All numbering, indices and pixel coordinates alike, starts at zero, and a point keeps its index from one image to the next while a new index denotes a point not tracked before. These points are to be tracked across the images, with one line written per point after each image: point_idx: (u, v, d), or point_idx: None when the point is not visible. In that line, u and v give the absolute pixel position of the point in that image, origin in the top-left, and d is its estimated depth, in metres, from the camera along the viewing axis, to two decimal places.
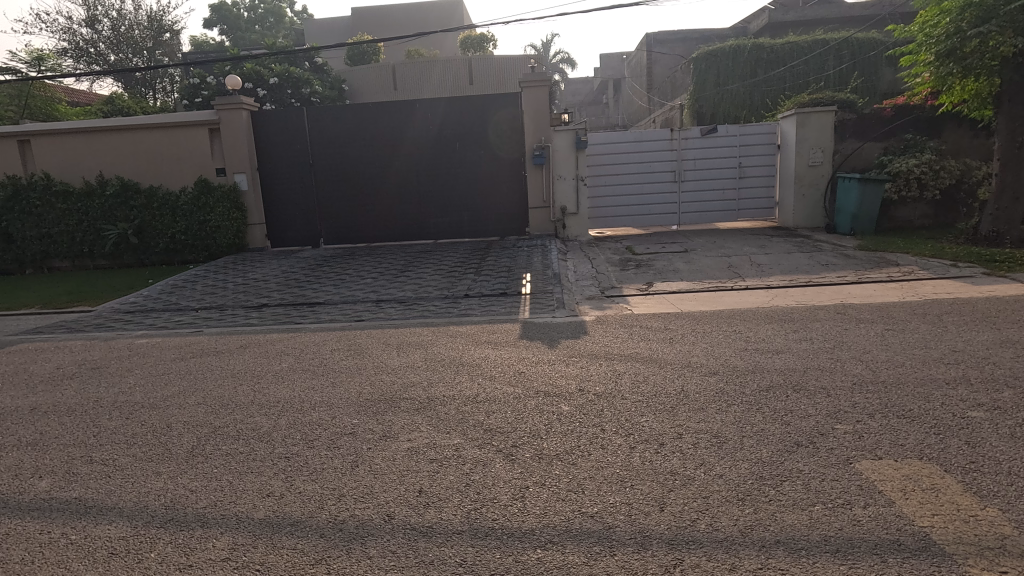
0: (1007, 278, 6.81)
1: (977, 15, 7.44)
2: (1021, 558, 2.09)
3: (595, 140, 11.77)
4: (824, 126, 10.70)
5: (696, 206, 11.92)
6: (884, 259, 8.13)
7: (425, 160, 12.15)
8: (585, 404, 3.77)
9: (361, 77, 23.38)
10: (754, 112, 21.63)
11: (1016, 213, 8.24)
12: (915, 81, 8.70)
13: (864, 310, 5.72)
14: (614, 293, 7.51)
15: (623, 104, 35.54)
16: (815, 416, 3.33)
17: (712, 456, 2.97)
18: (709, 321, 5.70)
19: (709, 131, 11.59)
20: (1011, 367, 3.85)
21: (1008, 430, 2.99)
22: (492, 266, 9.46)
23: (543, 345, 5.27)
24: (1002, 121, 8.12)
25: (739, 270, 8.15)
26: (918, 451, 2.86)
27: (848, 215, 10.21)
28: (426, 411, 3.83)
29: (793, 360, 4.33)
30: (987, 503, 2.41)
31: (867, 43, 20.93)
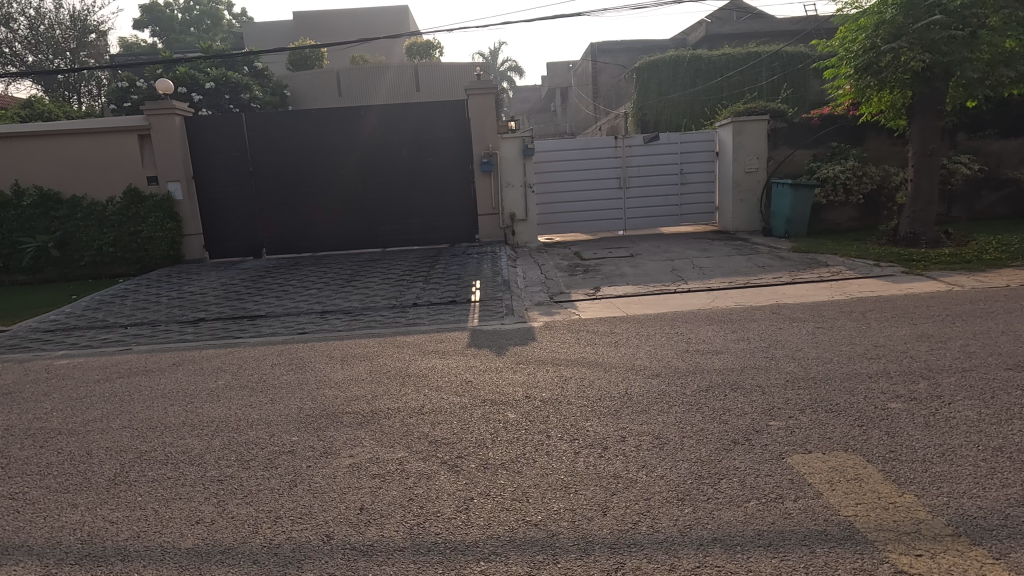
0: (924, 276, 7.30)
1: (890, 32, 7.98)
2: (934, 541, 2.22)
3: (542, 146, 11.91)
4: (758, 134, 11.21)
5: (641, 211, 12.23)
6: (815, 261, 8.57)
7: (370, 167, 11.93)
8: (531, 410, 3.78)
9: (304, 83, 22.84)
10: (694, 121, 22.49)
11: (930, 216, 8.87)
12: (838, 92, 9.26)
13: (797, 310, 6.00)
14: (563, 298, 7.59)
15: (570, 112, 36.13)
16: (751, 414, 3.45)
17: (654, 457, 3.03)
18: (654, 324, 5.84)
19: (651, 139, 11.93)
20: (925, 359, 4.12)
21: (923, 419, 3.20)
22: (441, 274, 9.39)
23: (491, 353, 5.25)
24: (915, 130, 8.73)
25: (682, 274, 8.40)
26: (844, 443, 3.00)
27: (782, 219, 10.72)
28: (371, 425, 3.74)
29: (732, 359, 4.48)
30: (905, 490, 2.55)
31: (796, 56, 22.14)
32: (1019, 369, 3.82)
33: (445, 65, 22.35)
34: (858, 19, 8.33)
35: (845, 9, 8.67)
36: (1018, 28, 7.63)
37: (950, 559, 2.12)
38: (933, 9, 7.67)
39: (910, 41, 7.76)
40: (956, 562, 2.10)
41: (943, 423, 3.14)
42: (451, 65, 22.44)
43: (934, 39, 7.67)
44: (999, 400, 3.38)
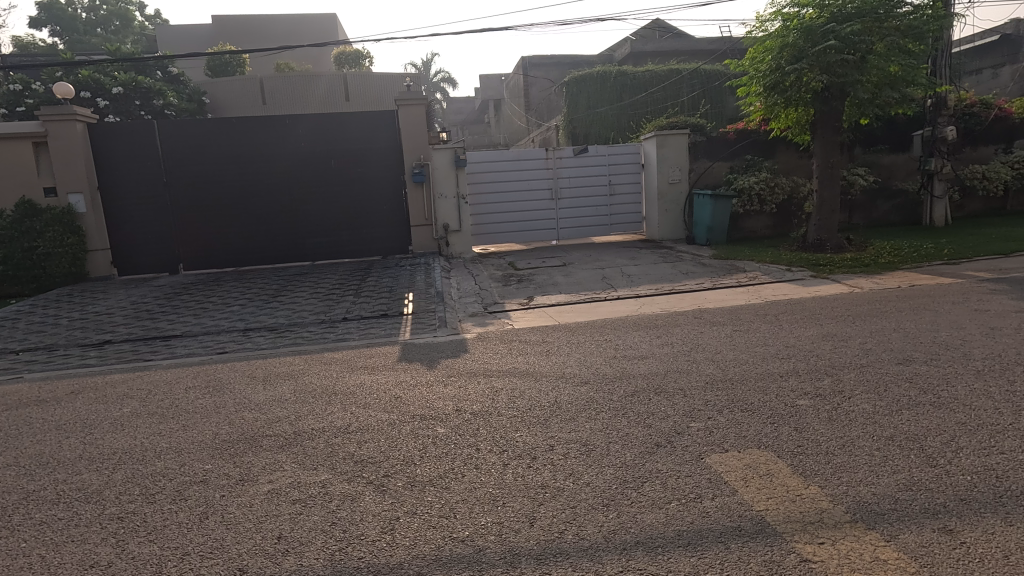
0: (829, 280, 7.89)
1: (792, 54, 8.61)
2: (835, 528, 2.37)
3: (474, 158, 11.95)
4: (680, 147, 11.75)
5: (573, 221, 12.50)
6: (734, 267, 9.06)
7: (297, 178, 11.51)
8: (462, 424, 3.73)
9: (224, 89, 21.80)
10: (621, 133, 23.31)
11: (833, 224, 9.62)
12: (750, 109, 9.88)
13: (717, 314, 6.31)
14: (497, 309, 7.60)
15: (503, 123, 36.50)
16: (673, 416, 3.58)
17: (581, 465, 3.07)
18: (584, 332, 5.94)
19: (580, 151, 12.25)
20: (829, 357, 4.44)
21: (827, 414, 3.43)
22: (373, 287, 9.17)
23: (422, 366, 5.16)
24: (818, 145, 9.45)
25: (612, 282, 8.64)
26: (758, 440, 3.16)
27: (704, 228, 11.26)
28: (292, 447, 3.57)
29: (657, 364, 4.64)
30: (810, 483, 2.71)
31: (713, 74, 23.44)
32: (907, 363, 4.18)
33: (376, 76, 22.06)
34: (765, 41, 8.92)
35: (753, 32, 9.26)
36: (900, 54, 8.45)
37: (848, 545, 2.26)
38: (828, 35, 8.33)
39: (810, 64, 8.40)
40: (853, 547, 2.25)
41: (843, 416, 3.38)
42: (382, 75, 22.13)
43: (830, 62, 8.33)
44: (891, 392, 3.67)
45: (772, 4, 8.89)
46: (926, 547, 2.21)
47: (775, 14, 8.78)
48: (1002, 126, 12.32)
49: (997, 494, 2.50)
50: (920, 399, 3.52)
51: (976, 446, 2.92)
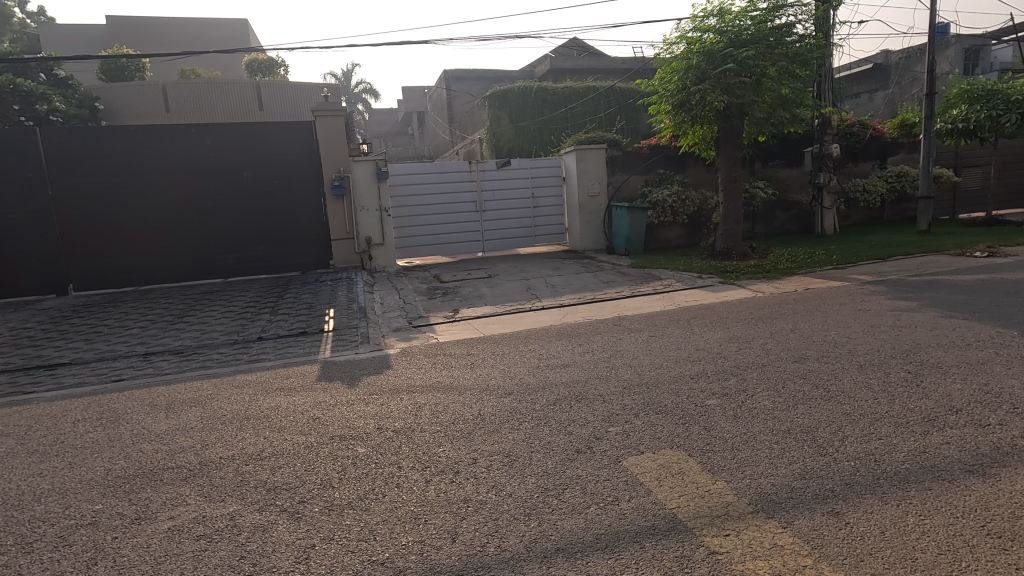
0: (736, 285, 8.44)
1: (696, 76, 9.23)
2: (739, 520, 2.52)
3: (396, 170, 11.78)
4: (598, 161, 12.18)
5: (497, 233, 12.61)
6: (650, 275, 9.49)
7: (205, 190, 10.84)
8: (382, 442, 3.64)
9: (121, 95, 20.20)
10: (543, 147, 23.87)
11: (738, 234, 10.33)
12: (661, 125, 10.46)
13: (635, 321, 6.57)
14: (421, 323, 7.50)
15: (426, 136, 36.28)
16: (592, 422, 3.67)
17: (503, 476, 3.08)
18: (509, 343, 5.99)
19: (503, 164, 12.41)
20: (734, 358, 4.75)
21: (731, 412, 3.66)
22: (290, 304, 8.77)
23: (343, 385, 4.99)
24: (723, 160, 10.13)
25: (537, 292, 8.79)
26: (670, 441, 3.31)
27: (623, 238, 11.73)
28: (197, 479, 3.32)
29: (578, 372, 4.76)
30: (717, 478, 2.88)
31: (627, 92, 24.58)
32: (801, 361, 4.55)
33: (291, 85, 21.26)
34: (672, 63, 9.49)
35: (661, 54, 9.81)
36: (789, 78, 9.26)
37: (750, 534, 2.42)
38: (726, 58, 9.00)
39: (712, 85, 9.03)
40: (754, 536, 2.40)
41: (747, 413, 3.62)
42: (298, 85, 21.34)
43: (729, 84, 9.00)
44: (788, 388, 3.98)
45: (676, 28, 9.48)
46: (817, 530, 2.40)
47: (680, 37, 9.36)
48: (877, 144, 13.79)
49: (875, 476, 2.76)
50: (813, 394, 3.85)
51: (858, 434, 3.22)
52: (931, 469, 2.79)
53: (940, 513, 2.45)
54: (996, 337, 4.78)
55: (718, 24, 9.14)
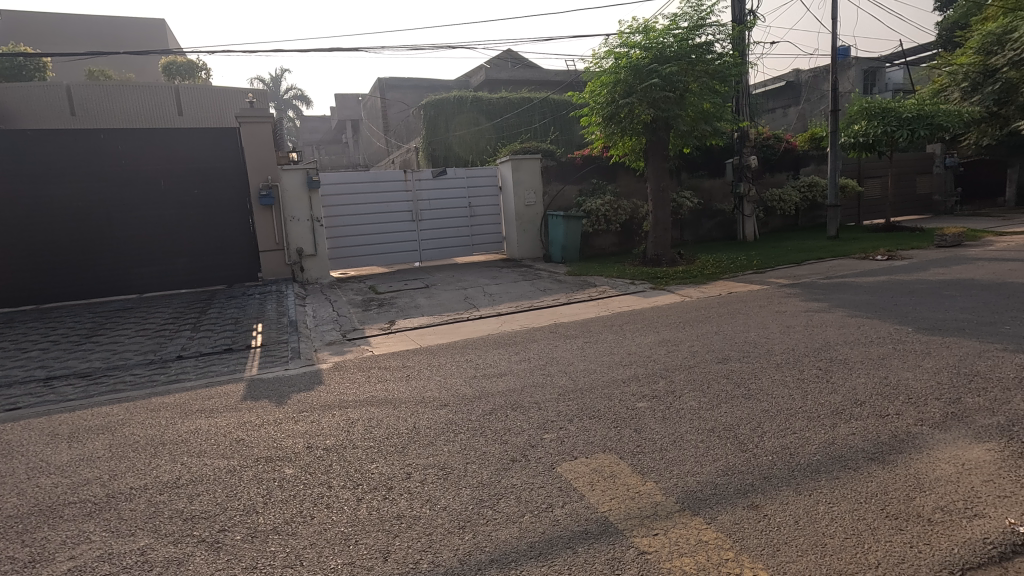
0: (666, 291, 8.77)
1: (624, 90, 9.56)
2: (667, 518, 2.60)
3: (328, 179, 11.45)
4: (533, 171, 12.35)
5: (434, 243, 12.52)
6: (585, 282, 9.71)
7: (117, 199, 10.10)
8: (312, 462, 3.50)
9: (18, 96, 18.47)
10: (479, 156, 23.95)
11: (667, 241, 10.77)
12: (593, 137, 10.76)
13: (570, 328, 6.68)
14: (356, 335, 7.30)
15: (362, 144, 35.58)
16: (528, 430, 3.70)
17: (438, 490, 3.03)
18: (445, 354, 5.94)
19: (438, 173, 12.34)
20: (663, 361, 4.92)
21: (660, 413, 3.79)
22: (214, 320, 8.30)
23: (270, 404, 4.76)
24: (651, 171, 10.53)
25: (474, 301, 8.78)
26: (602, 445, 3.39)
27: (559, 247, 11.93)
28: (104, 513, 3.06)
29: (514, 380, 4.77)
30: (647, 479, 2.96)
31: (561, 104, 25.11)
32: (725, 361, 4.77)
33: (214, 89, 20.23)
34: (601, 76, 9.79)
35: (591, 67, 10.11)
36: (710, 94, 9.77)
37: (677, 532, 2.50)
38: (652, 74, 9.38)
39: (639, 98, 9.38)
40: (681, 534, 2.48)
41: (674, 413, 3.76)
42: (222, 91, 20.33)
43: (655, 98, 9.38)
44: (712, 388, 4.17)
45: (604, 43, 9.79)
46: (738, 524, 2.51)
47: (608, 52, 9.68)
48: (790, 156, 14.79)
49: (790, 469, 2.94)
50: (735, 393, 4.05)
51: (775, 429, 3.41)
52: (839, 458, 3.00)
53: (846, 499, 2.63)
54: (895, 334, 5.21)
55: (643, 40, 9.51)
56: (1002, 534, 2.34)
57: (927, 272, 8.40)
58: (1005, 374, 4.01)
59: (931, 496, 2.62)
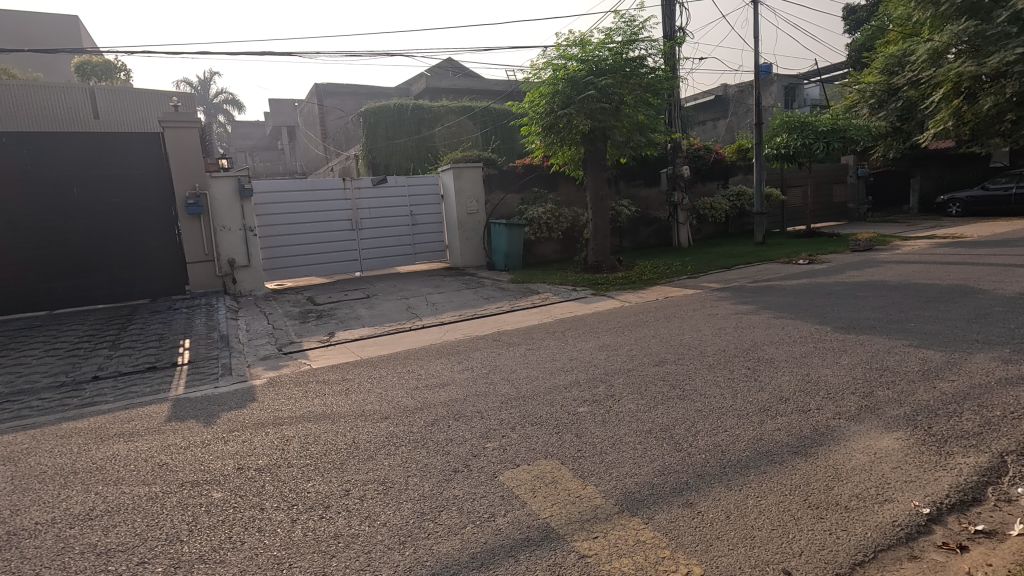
0: (606, 296, 8.99)
1: (562, 100, 9.76)
2: (606, 521, 2.65)
3: (261, 187, 11.03)
4: (475, 179, 12.36)
5: (375, 252, 12.28)
6: (528, 290, 9.80)
7: (23, 208, 9.31)
8: (243, 483, 3.33)
9: None
10: (421, 165, 23.75)
11: (606, 248, 11.05)
12: (533, 146, 10.92)
13: (513, 335, 6.71)
14: (293, 349, 7.04)
15: (299, 151, 34.54)
16: (470, 440, 3.67)
17: (378, 505, 2.95)
18: (386, 365, 5.82)
19: (379, 181, 12.14)
20: (604, 365, 5.04)
21: (601, 417, 3.87)
22: (136, 336, 7.77)
23: (198, 424, 4.50)
24: (590, 180, 10.79)
25: (417, 311, 8.67)
26: (544, 451, 3.41)
27: (501, 254, 12.00)
28: (3, 553, 2.78)
29: (457, 390, 4.74)
30: (587, 483, 3.01)
31: (502, 113, 25.32)
32: (661, 364, 4.94)
33: (134, 92, 19.13)
34: (540, 87, 9.96)
35: (530, 78, 10.26)
36: (644, 106, 10.12)
37: (616, 534, 2.55)
38: (588, 86, 9.64)
39: (577, 109, 9.60)
40: (620, 535, 2.53)
41: (614, 417, 3.85)
42: (144, 94, 19.28)
43: (592, 109, 9.62)
44: (649, 390, 4.30)
45: (542, 55, 9.98)
46: (674, 522, 2.59)
47: (546, 64, 9.88)
48: (720, 167, 15.55)
49: (722, 466, 3.06)
50: (670, 394, 4.19)
51: (708, 428, 3.55)
52: (766, 453, 3.16)
53: (773, 493, 2.77)
54: (816, 333, 5.56)
55: (580, 53, 9.77)
56: (908, 516, 2.53)
57: (843, 275, 9.02)
58: (910, 368, 4.37)
59: (847, 485, 2.80)
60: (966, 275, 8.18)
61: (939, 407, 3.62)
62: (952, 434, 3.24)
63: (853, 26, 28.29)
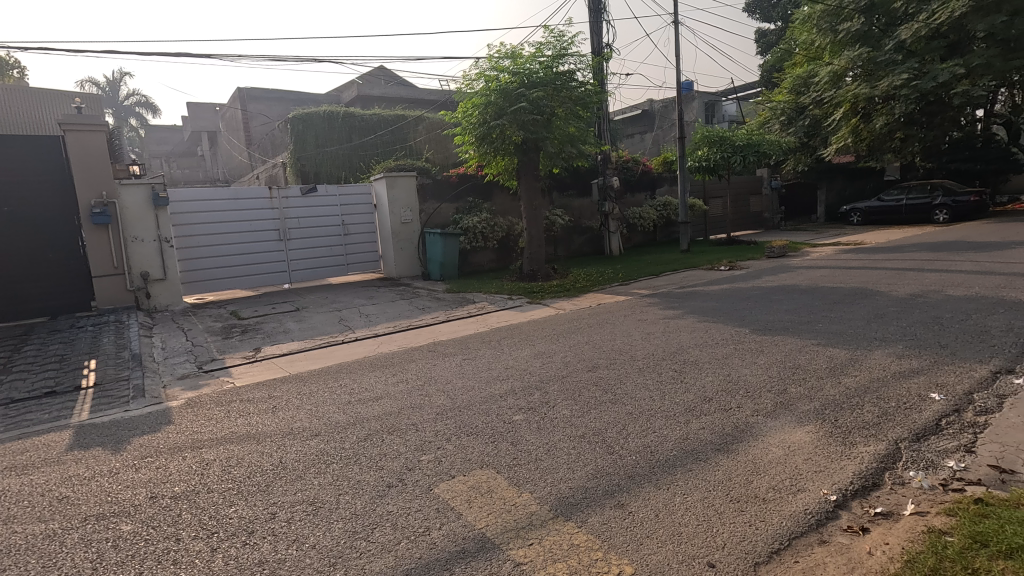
0: (541, 304, 9.12)
1: (494, 111, 9.85)
2: (541, 527, 2.67)
3: (179, 196, 10.40)
4: (409, 188, 12.20)
5: (304, 263, 11.85)
6: (464, 299, 9.78)
7: None
8: (158, 513, 3.10)
9: None
10: (353, 173, 23.22)
11: (540, 257, 11.22)
12: (467, 155, 10.95)
13: (448, 345, 6.67)
14: (214, 366, 6.65)
15: (221, 158, 32.86)
16: (404, 453, 3.60)
17: (307, 527, 2.83)
18: (317, 380, 5.62)
19: (308, 191, 11.76)
20: (539, 373, 5.09)
21: (536, 424, 3.91)
22: (32, 358, 7.07)
23: (106, 451, 4.16)
24: (524, 189, 10.93)
25: (349, 323, 8.43)
26: (480, 461, 3.40)
27: (437, 264, 11.91)
28: None
29: (390, 403, 4.64)
30: (522, 490, 3.03)
31: (436, 122, 25.20)
32: (594, 369, 5.06)
33: (31, 91, 17.50)
34: (473, 98, 10.02)
35: (462, 88, 10.30)
36: (575, 118, 10.40)
37: (551, 540, 2.57)
38: (520, 97, 9.80)
39: (509, 120, 9.72)
40: (554, 541, 2.56)
41: (548, 423, 3.89)
42: (42, 95, 17.69)
43: (524, 120, 9.77)
44: (583, 395, 4.40)
45: (474, 66, 10.05)
46: (606, 524, 2.65)
47: (478, 74, 9.95)
48: (647, 178, 16.20)
49: (651, 466, 3.17)
50: (603, 398, 4.30)
51: (638, 429, 3.67)
52: (691, 452, 3.30)
53: (698, 489, 2.90)
54: (736, 335, 5.89)
55: (511, 65, 9.92)
56: (818, 503, 2.73)
57: (759, 280, 9.64)
58: (819, 365, 4.71)
59: (765, 477, 2.98)
60: (866, 279, 8.94)
61: (843, 401, 3.92)
62: (856, 426, 3.52)
63: (764, 48, 30.43)
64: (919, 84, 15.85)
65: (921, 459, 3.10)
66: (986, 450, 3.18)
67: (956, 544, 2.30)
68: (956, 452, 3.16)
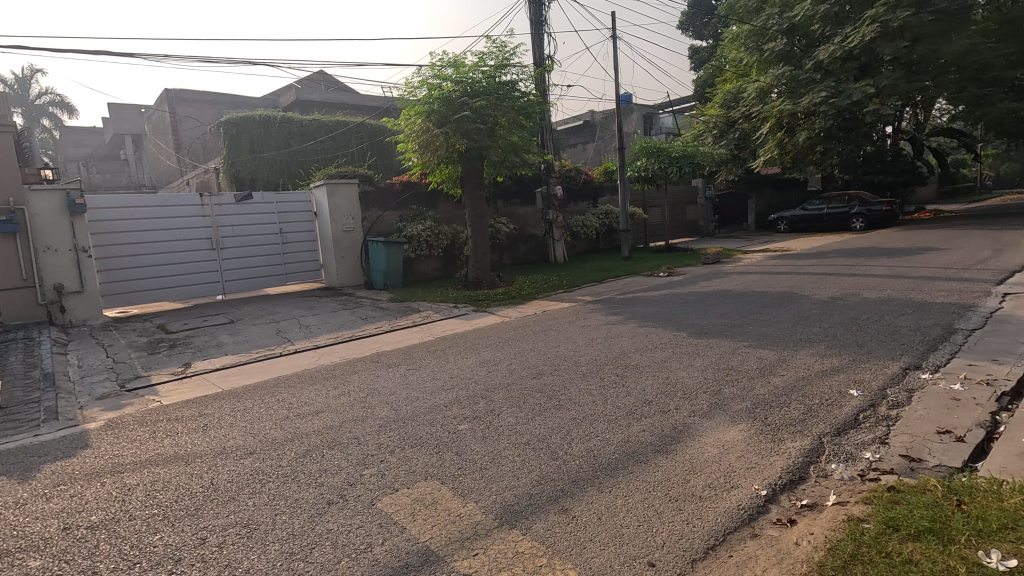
0: (486, 312, 9.12)
1: (437, 119, 9.81)
2: (486, 537, 2.66)
3: (99, 202, 9.73)
4: (351, 196, 11.93)
5: (239, 273, 11.35)
6: (408, 308, 9.65)
7: None
8: (72, 545, 2.86)
9: None
10: (291, 180, 22.45)
11: (485, 265, 11.23)
12: (410, 163, 10.85)
13: (392, 356, 6.54)
14: (139, 384, 6.23)
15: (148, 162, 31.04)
16: (345, 468, 3.50)
17: (240, 551, 2.70)
18: (252, 396, 5.37)
19: (243, 198, 11.29)
20: (484, 381, 5.08)
21: (481, 432, 3.90)
22: None
23: (11, 481, 3.79)
24: (468, 197, 10.92)
25: (288, 335, 8.12)
26: (423, 472, 3.35)
27: (380, 273, 11.69)
28: None
29: (331, 416, 4.50)
30: (467, 500, 3.00)
31: (378, 129, 24.80)
32: (539, 376, 5.11)
33: None
34: (415, 106, 9.95)
35: (405, 96, 10.21)
36: (517, 128, 10.52)
37: (495, 549, 2.56)
38: (463, 106, 9.81)
39: (452, 129, 9.71)
40: (500, 549, 2.56)
41: (493, 432, 3.88)
42: None
43: (467, 129, 9.79)
44: (528, 402, 4.42)
45: (417, 73, 9.99)
46: (550, 530, 2.67)
47: (421, 82, 9.89)
48: (589, 187, 16.57)
49: (593, 470, 3.22)
50: (547, 404, 4.34)
51: (581, 434, 3.73)
52: (632, 454, 3.39)
53: (638, 490, 2.97)
54: (675, 339, 6.10)
55: (454, 74, 9.93)
56: (750, 499, 2.86)
57: (695, 286, 10.03)
58: (750, 366, 4.95)
59: (701, 476, 3.09)
60: (792, 283, 9.50)
61: (772, 400, 4.13)
62: (783, 423, 3.72)
63: (697, 65, 31.91)
64: (835, 101, 17.02)
65: (842, 452, 3.31)
66: (899, 440, 3.43)
67: (872, 530, 2.47)
68: (871, 444, 3.40)
